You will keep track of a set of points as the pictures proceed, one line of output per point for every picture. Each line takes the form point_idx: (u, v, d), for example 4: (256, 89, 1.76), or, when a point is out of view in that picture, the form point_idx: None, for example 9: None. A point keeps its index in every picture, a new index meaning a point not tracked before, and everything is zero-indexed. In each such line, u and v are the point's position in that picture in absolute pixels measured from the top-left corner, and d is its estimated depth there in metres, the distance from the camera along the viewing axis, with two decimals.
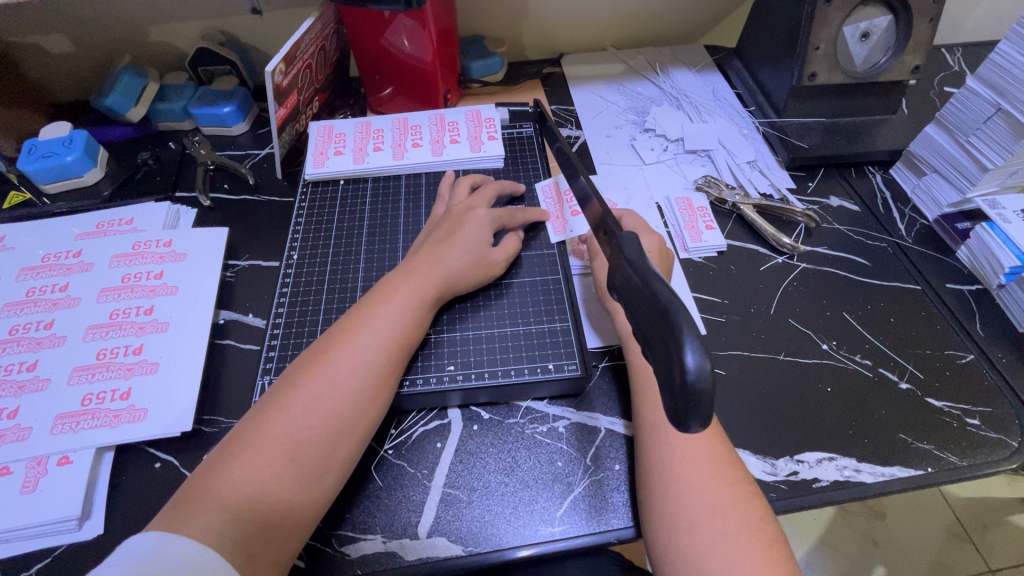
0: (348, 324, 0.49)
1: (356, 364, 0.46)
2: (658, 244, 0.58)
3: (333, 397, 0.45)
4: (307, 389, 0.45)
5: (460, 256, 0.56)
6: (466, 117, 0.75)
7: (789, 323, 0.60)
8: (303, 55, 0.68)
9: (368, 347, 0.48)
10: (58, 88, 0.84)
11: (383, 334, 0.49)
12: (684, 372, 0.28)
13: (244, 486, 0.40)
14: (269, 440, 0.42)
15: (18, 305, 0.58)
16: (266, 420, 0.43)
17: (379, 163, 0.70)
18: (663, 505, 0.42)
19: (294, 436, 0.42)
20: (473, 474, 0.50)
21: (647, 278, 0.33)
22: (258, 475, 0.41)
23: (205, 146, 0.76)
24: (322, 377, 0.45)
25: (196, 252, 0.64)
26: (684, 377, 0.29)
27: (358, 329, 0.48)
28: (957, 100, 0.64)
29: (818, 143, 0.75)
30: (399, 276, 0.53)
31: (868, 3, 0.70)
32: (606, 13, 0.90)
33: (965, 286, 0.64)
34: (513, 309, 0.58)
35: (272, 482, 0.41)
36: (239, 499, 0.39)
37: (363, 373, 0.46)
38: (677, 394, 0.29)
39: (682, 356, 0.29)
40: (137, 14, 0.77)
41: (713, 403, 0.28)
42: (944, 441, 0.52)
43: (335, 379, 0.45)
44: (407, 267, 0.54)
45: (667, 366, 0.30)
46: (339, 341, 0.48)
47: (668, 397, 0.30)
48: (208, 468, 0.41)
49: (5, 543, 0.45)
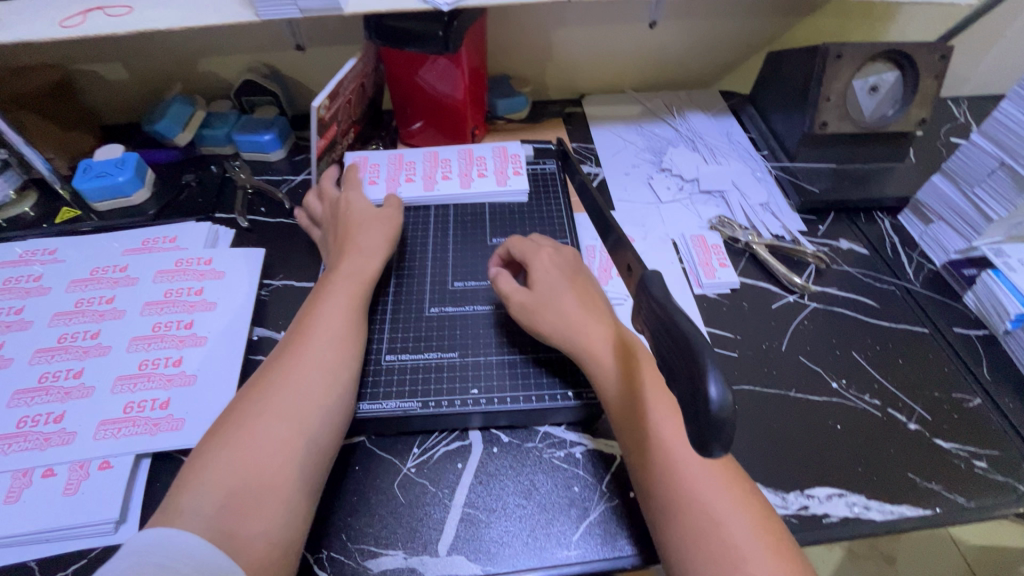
0: (302, 323, 0.54)
1: (320, 356, 0.51)
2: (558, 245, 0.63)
3: (309, 379, 0.49)
4: (284, 379, 0.49)
5: (362, 248, 0.62)
6: (494, 152, 0.80)
7: (799, 360, 0.62)
8: (345, 92, 0.72)
9: (323, 333, 0.53)
10: (110, 112, 0.89)
11: (333, 322, 0.54)
12: (708, 402, 0.30)
13: (261, 475, 0.43)
14: (266, 428, 0.45)
15: (68, 315, 0.62)
16: (255, 411, 0.46)
17: (410, 193, 0.74)
18: (687, 521, 0.43)
19: (289, 419, 0.46)
20: (492, 495, 0.52)
21: (671, 315, 0.36)
22: (268, 462, 0.44)
23: (245, 171, 0.80)
24: (292, 371, 0.49)
25: (236, 271, 0.67)
26: (707, 407, 0.31)
27: (314, 326, 0.53)
28: (961, 153, 0.68)
29: (828, 188, 0.79)
30: (334, 277, 0.59)
31: (876, 60, 0.75)
32: (627, 58, 0.95)
33: (972, 331, 0.66)
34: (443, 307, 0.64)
35: (272, 469, 0.44)
36: (263, 494, 0.42)
37: (329, 356, 0.51)
38: (700, 422, 0.31)
39: (707, 388, 0.31)
40: (191, 47, 0.83)
41: (734, 432, 0.30)
42: (952, 482, 0.53)
43: (310, 366, 0.50)
44: (339, 268, 0.60)
45: (691, 397, 0.32)
46: (300, 336, 0.53)
47: (692, 426, 0.32)
48: (209, 459, 0.43)
49: (47, 542, 0.48)
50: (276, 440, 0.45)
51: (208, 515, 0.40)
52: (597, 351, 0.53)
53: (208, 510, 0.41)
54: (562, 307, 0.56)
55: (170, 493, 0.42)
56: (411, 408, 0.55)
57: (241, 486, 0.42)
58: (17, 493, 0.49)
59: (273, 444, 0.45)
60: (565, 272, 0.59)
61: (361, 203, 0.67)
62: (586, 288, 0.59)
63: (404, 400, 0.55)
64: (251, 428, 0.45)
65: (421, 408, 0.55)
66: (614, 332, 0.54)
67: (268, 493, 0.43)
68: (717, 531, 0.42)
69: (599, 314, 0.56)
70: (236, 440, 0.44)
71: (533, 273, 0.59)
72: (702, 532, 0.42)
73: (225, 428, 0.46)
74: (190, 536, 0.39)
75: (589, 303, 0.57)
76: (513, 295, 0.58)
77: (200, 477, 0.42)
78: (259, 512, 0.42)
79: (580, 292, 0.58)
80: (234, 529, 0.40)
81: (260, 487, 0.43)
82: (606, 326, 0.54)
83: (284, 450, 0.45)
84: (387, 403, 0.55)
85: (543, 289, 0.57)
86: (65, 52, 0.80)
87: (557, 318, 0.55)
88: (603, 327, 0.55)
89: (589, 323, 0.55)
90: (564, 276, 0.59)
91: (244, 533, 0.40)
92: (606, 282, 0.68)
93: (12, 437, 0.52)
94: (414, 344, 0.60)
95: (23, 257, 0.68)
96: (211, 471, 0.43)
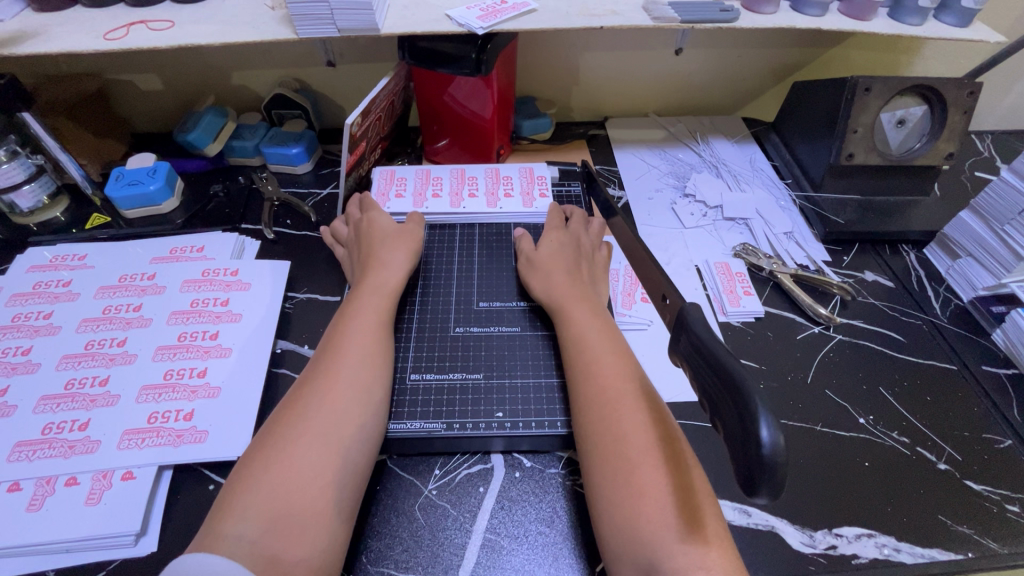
0: (332, 341, 0.55)
1: (354, 373, 0.52)
2: (573, 259, 0.64)
3: (345, 398, 0.49)
4: (322, 397, 0.49)
5: (385, 262, 0.63)
6: (520, 173, 0.81)
7: (826, 393, 0.62)
8: (376, 110, 0.73)
9: (356, 351, 0.53)
10: (142, 122, 0.91)
11: (361, 337, 0.55)
12: (760, 445, 0.30)
13: (306, 497, 0.43)
14: (308, 448, 0.45)
15: (95, 322, 0.62)
16: (296, 430, 0.47)
17: (437, 209, 0.75)
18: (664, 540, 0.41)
19: (325, 441, 0.46)
20: (514, 522, 0.51)
21: (717, 353, 0.37)
22: (313, 485, 0.44)
23: (272, 183, 0.81)
24: (324, 390, 0.50)
25: (261, 283, 0.68)
26: (759, 450, 0.31)
27: (345, 343, 0.54)
28: (991, 190, 0.68)
29: (853, 219, 0.78)
30: (360, 290, 0.60)
31: (904, 94, 0.76)
32: (651, 83, 0.96)
33: (1001, 369, 0.65)
34: (470, 322, 0.64)
35: (308, 490, 0.44)
36: (289, 519, 0.42)
37: (361, 373, 0.52)
38: (751, 463, 0.31)
39: (758, 431, 0.31)
40: (225, 61, 0.84)
41: (786, 477, 0.30)
42: (984, 527, 0.52)
43: (345, 384, 0.50)
44: (362, 283, 0.61)
45: (742, 437, 0.32)
46: (330, 355, 0.53)
47: (742, 466, 0.32)
48: (245, 479, 0.44)
49: (68, 552, 0.47)
50: (318, 458, 0.45)
51: (252, 539, 0.41)
52: (564, 305, 0.59)
53: (241, 535, 0.41)
54: (554, 267, 0.63)
55: (212, 514, 0.43)
56: (435, 429, 0.55)
57: (283, 511, 0.42)
58: (40, 501, 0.49)
59: (316, 461, 0.45)
60: (571, 245, 0.66)
61: (382, 220, 0.68)
62: (587, 269, 0.65)
63: (428, 420, 0.55)
64: (294, 450, 0.45)
65: (445, 430, 0.55)
66: (585, 293, 0.60)
67: (311, 517, 0.43)
68: (636, 450, 0.46)
69: (583, 279, 0.62)
70: (277, 462, 0.44)
71: (545, 240, 0.67)
72: (623, 451, 0.46)
73: (266, 448, 0.46)
74: (233, 563, 0.39)
75: (577, 270, 0.63)
76: (526, 263, 0.66)
77: (244, 500, 0.42)
78: (294, 533, 0.42)
79: (588, 304, 0.59)
80: (256, 550, 0.40)
81: (305, 511, 0.43)
82: (607, 336, 0.55)
83: (325, 470, 0.45)
84: (412, 424, 0.55)
85: (549, 252, 0.65)
86: (102, 63, 0.82)
87: (546, 277, 0.63)
88: (583, 299, 0.60)
89: (564, 284, 0.61)
90: (571, 290, 0.60)
91: (263, 558, 0.40)
92: (629, 306, 0.68)
93: (37, 443, 0.52)
94: (439, 363, 0.60)
95: (52, 262, 0.69)
96: (256, 491, 0.43)
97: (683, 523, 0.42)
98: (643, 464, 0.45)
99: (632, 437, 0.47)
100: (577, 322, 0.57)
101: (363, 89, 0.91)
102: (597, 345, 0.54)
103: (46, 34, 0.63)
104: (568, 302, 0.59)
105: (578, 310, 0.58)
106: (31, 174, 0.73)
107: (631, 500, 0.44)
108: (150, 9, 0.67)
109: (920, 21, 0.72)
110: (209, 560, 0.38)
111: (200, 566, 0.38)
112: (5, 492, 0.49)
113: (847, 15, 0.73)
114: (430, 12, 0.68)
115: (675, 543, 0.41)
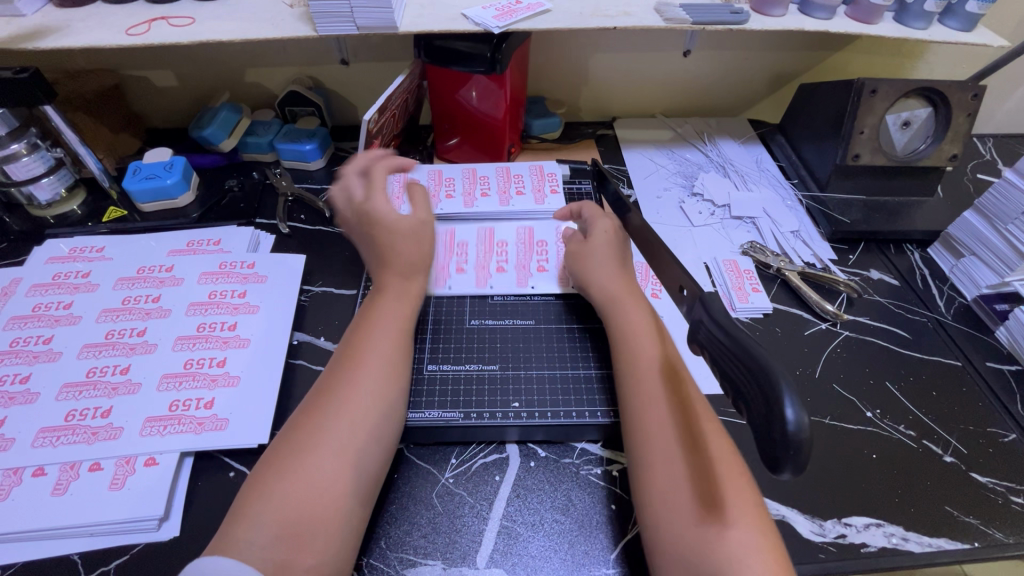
0: (359, 332, 0.56)
1: (379, 365, 0.53)
2: (616, 253, 0.64)
3: (369, 389, 0.51)
4: (344, 389, 0.51)
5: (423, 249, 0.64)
6: (555, 237, 0.75)
7: (834, 388, 0.63)
8: (391, 107, 0.74)
9: (381, 343, 0.55)
10: (157, 118, 0.92)
11: (390, 328, 0.57)
12: (785, 423, 0.32)
13: (320, 488, 0.44)
14: (334, 437, 0.47)
15: (115, 312, 0.63)
16: (318, 423, 0.48)
17: (460, 287, 0.68)
18: (684, 521, 0.43)
19: (347, 429, 0.48)
20: (531, 510, 0.52)
21: (740, 339, 0.38)
22: (333, 470, 0.46)
23: (286, 179, 0.82)
24: (349, 381, 0.51)
25: (278, 276, 0.69)
26: (784, 427, 0.33)
27: (373, 334, 0.56)
28: (996, 190, 0.68)
29: (859, 219, 0.80)
30: (389, 280, 0.61)
31: (910, 96, 0.77)
32: (659, 85, 0.98)
33: (1004, 365, 0.66)
34: (489, 314, 0.66)
35: (329, 479, 0.45)
36: (298, 518, 0.43)
37: (389, 366, 0.54)
38: (776, 441, 0.33)
39: (783, 409, 0.33)
40: (240, 59, 0.85)
41: (810, 454, 0.32)
42: (990, 518, 0.53)
43: (370, 373, 0.52)
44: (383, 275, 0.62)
45: (765, 416, 0.34)
46: (359, 344, 0.55)
47: (766, 444, 0.34)
48: (267, 470, 0.46)
49: (92, 537, 0.48)
50: (336, 448, 0.47)
51: (262, 544, 0.41)
52: (605, 300, 0.61)
53: (263, 540, 0.41)
54: (599, 260, 0.64)
55: (228, 518, 0.44)
56: (452, 419, 0.56)
57: (292, 511, 0.43)
58: (64, 485, 0.50)
59: (337, 448, 0.47)
60: (618, 237, 0.66)
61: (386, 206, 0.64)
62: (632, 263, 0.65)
63: (445, 410, 0.57)
64: (319, 437, 0.47)
65: (462, 419, 0.56)
66: (631, 288, 0.62)
67: (321, 523, 0.43)
68: (662, 439, 0.48)
69: (629, 272, 0.63)
70: (301, 450, 0.46)
71: (591, 230, 0.67)
72: (649, 440, 0.48)
73: (297, 434, 0.48)
74: (242, 568, 0.39)
75: (623, 262, 0.64)
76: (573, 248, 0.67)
77: (254, 506, 0.43)
78: (310, 526, 0.43)
79: (630, 296, 0.60)
80: (266, 555, 0.41)
81: (314, 505, 0.44)
82: (648, 330, 0.57)
83: (341, 459, 0.46)
84: (430, 413, 0.56)
85: (591, 246, 0.65)
86: (118, 58, 0.83)
87: (591, 270, 0.64)
88: (627, 290, 0.61)
89: (609, 278, 0.62)
90: (609, 283, 0.62)
91: (274, 563, 0.40)
92: None
93: (61, 429, 0.53)
94: (455, 355, 0.62)
95: (71, 253, 0.70)
96: (280, 480, 0.44)
97: (704, 502, 0.43)
98: (671, 451, 0.47)
99: (662, 426, 0.48)
100: (619, 316, 0.59)
101: (375, 88, 0.92)
102: (642, 337, 0.56)
103: (68, 29, 0.64)
104: (619, 297, 0.60)
105: (623, 303, 0.60)
106: (50, 167, 0.74)
107: (661, 486, 0.45)
108: (170, 6, 0.68)
109: (926, 24, 0.73)
110: (225, 563, 0.39)
111: (215, 569, 0.39)
112: (30, 476, 0.50)
113: (854, 18, 0.74)
114: (447, 11, 0.69)
115: (703, 519, 0.42)
